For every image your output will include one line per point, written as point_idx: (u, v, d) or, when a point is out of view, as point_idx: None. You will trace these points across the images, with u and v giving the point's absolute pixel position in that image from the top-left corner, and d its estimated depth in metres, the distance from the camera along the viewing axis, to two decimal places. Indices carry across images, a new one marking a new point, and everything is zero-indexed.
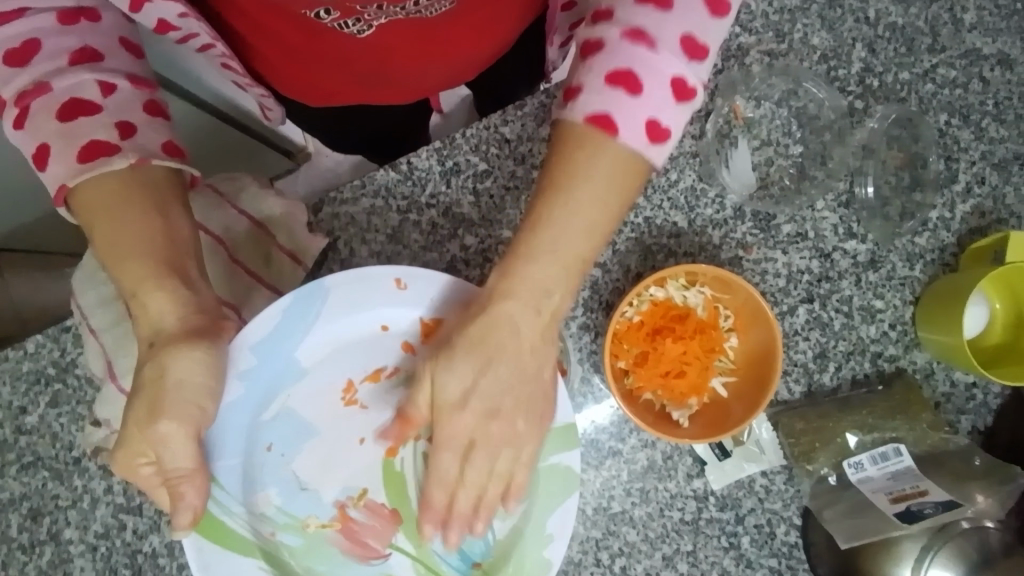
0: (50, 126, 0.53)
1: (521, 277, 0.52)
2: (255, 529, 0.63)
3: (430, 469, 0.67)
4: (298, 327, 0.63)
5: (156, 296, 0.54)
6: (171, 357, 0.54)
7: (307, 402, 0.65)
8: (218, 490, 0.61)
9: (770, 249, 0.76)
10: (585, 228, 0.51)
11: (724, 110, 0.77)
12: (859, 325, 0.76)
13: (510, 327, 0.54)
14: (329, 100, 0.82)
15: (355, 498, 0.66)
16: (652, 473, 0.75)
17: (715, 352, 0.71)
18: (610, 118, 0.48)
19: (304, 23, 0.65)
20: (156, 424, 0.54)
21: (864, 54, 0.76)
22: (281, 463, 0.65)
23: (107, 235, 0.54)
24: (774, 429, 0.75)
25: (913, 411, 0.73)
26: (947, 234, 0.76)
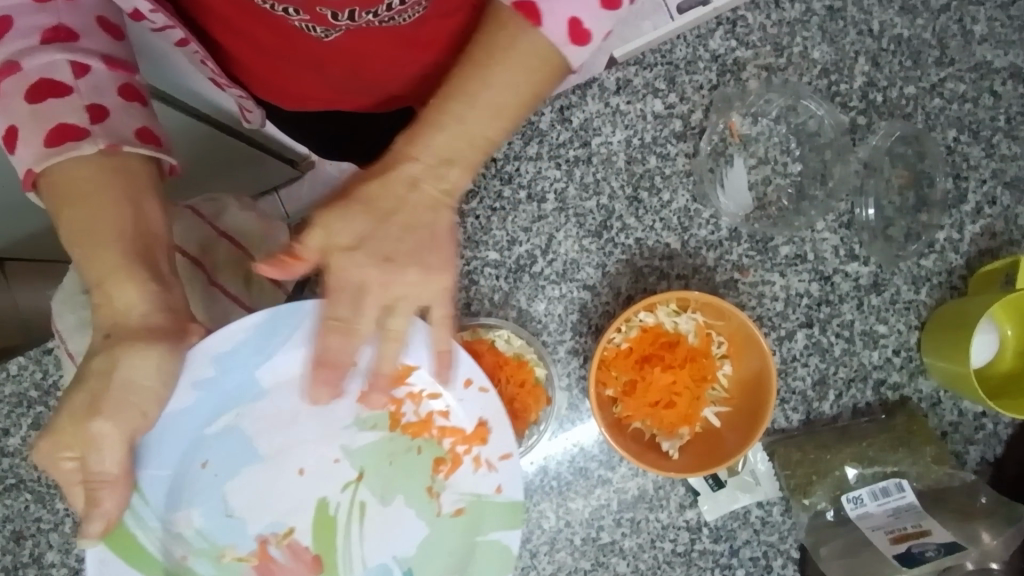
0: (22, 108, 0.48)
1: (427, 140, 0.48)
2: (168, 550, 0.59)
3: (368, 520, 0.63)
4: (260, 348, 0.57)
5: (125, 288, 0.51)
6: (129, 356, 0.51)
7: (255, 425, 0.60)
8: (138, 501, 0.57)
9: (767, 272, 0.73)
10: (497, 104, 0.46)
11: (719, 127, 0.74)
12: (860, 351, 0.73)
13: (409, 181, 0.48)
14: (300, 104, 0.75)
15: (280, 536, 0.61)
16: (643, 502, 0.72)
17: (707, 381, 0.68)
18: (535, 6, 0.44)
19: (272, 20, 0.59)
20: (90, 423, 0.51)
21: (868, 68, 0.73)
22: (213, 484, 0.60)
23: (77, 223, 0.50)
24: (770, 459, 0.72)
25: (917, 443, 0.70)
26: (955, 256, 0.73)
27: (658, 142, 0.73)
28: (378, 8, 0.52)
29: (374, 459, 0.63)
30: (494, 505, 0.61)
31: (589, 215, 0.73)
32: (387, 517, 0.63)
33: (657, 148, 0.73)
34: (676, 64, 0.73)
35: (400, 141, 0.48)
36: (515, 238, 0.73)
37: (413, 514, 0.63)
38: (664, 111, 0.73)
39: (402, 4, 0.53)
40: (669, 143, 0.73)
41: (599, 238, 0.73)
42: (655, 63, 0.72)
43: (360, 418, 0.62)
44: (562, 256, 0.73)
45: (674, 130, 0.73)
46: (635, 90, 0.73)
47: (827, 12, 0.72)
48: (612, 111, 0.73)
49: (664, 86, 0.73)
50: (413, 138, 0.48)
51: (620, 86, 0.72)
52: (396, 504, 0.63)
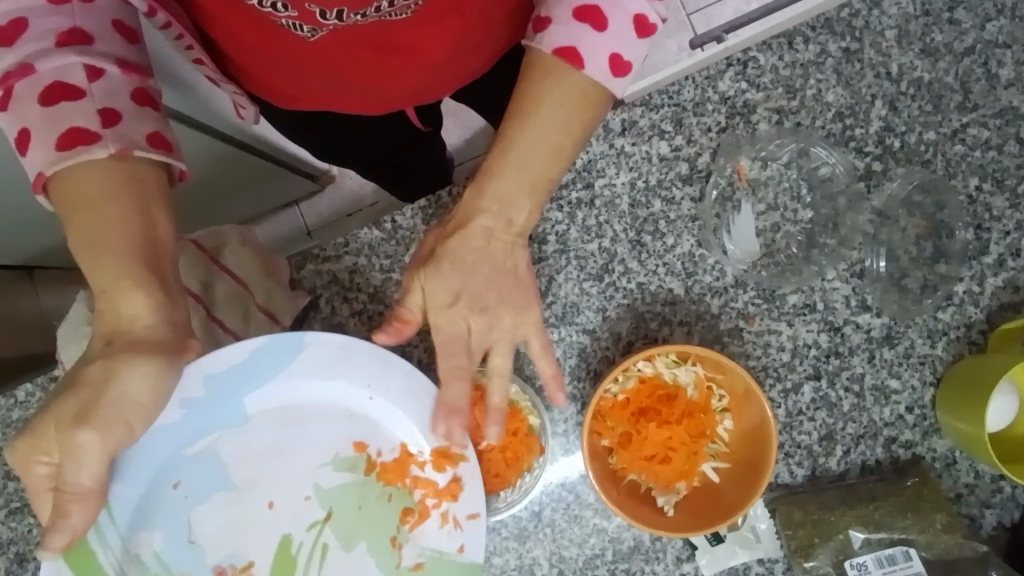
0: (35, 112, 0.43)
1: (493, 190, 0.48)
2: (124, 571, 0.55)
3: (328, 563, 0.61)
4: (256, 375, 0.58)
5: (131, 299, 0.46)
6: (128, 368, 0.48)
7: (233, 451, 0.59)
8: (105, 517, 0.54)
9: (773, 321, 0.70)
10: (551, 147, 0.46)
11: (727, 171, 0.72)
12: (870, 407, 0.70)
13: (485, 232, 0.49)
14: (292, 103, 0.65)
15: (238, 569, 0.59)
16: (639, 554, 0.70)
17: (705, 437, 0.67)
18: (576, 51, 0.43)
19: (252, 14, 0.52)
20: (75, 433, 0.46)
21: (885, 112, 0.70)
22: (183, 507, 0.58)
23: (86, 230, 0.45)
24: (772, 517, 0.70)
25: (927, 509, 0.67)
26: (975, 310, 0.69)
27: (664, 185, 0.71)
28: (368, 10, 0.48)
29: (345, 503, 0.61)
30: (451, 565, 0.60)
31: (591, 258, 0.71)
32: (347, 564, 0.61)
33: (662, 191, 0.71)
34: (683, 106, 0.71)
35: (468, 196, 0.49)
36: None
37: (373, 564, 0.61)
38: (670, 153, 0.71)
39: (393, 5, 0.48)
40: (674, 187, 0.71)
41: (600, 282, 0.71)
42: (661, 105, 0.71)
43: (338, 457, 0.61)
44: (562, 299, 0.71)
45: (679, 173, 0.71)
46: (640, 131, 0.70)
47: (842, 54, 0.70)
48: (617, 153, 0.70)
49: (671, 128, 0.71)
50: (480, 187, 0.49)
51: (625, 127, 0.70)
52: (357, 551, 0.61)
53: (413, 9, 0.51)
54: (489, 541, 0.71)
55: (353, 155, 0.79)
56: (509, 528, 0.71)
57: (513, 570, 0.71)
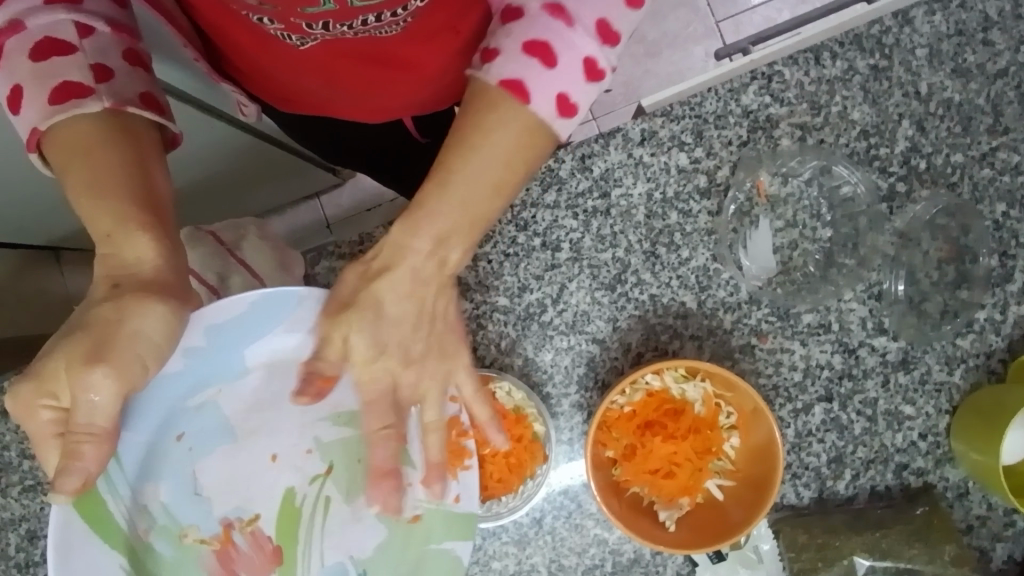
0: (25, 67, 0.45)
1: (430, 228, 0.47)
2: (133, 522, 0.54)
3: (331, 516, 0.59)
4: (257, 327, 0.55)
5: (137, 241, 0.47)
6: (140, 308, 0.48)
7: (236, 403, 0.57)
8: (113, 466, 0.53)
9: (787, 339, 0.69)
10: (490, 183, 0.46)
11: (746, 186, 0.71)
12: (883, 432, 0.69)
13: (414, 273, 0.49)
14: (294, 107, 0.69)
15: (244, 522, 0.58)
16: (638, 567, 0.70)
17: (710, 453, 0.66)
18: (522, 84, 0.43)
19: (248, 25, 0.54)
20: (89, 370, 0.46)
21: (912, 132, 0.69)
22: (187, 459, 0.56)
23: (85, 176, 0.46)
24: (775, 537, 0.69)
25: (935, 540, 0.66)
26: (996, 338, 0.68)
27: (681, 198, 0.70)
28: (352, 22, 0.50)
29: (347, 456, 0.59)
30: (451, 517, 0.58)
31: (604, 267, 0.70)
32: (350, 516, 0.59)
33: (679, 203, 0.70)
34: (704, 118, 0.70)
35: (396, 232, 0.48)
36: (524, 284, 0.71)
37: (374, 518, 0.59)
38: (689, 165, 0.70)
39: (379, 20, 0.50)
40: (692, 200, 0.70)
41: (612, 291, 0.70)
42: (682, 116, 0.70)
43: (337, 411, 0.59)
44: (572, 307, 0.70)
45: (698, 186, 0.70)
46: (660, 142, 0.70)
47: (871, 71, 0.69)
48: (635, 163, 0.70)
49: (691, 140, 0.70)
50: (411, 226, 0.47)
51: (645, 137, 0.70)
52: (358, 503, 0.59)
53: (403, 25, 0.53)
54: (489, 544, 0.71)
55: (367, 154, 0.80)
56: (510, 533, 0.71)
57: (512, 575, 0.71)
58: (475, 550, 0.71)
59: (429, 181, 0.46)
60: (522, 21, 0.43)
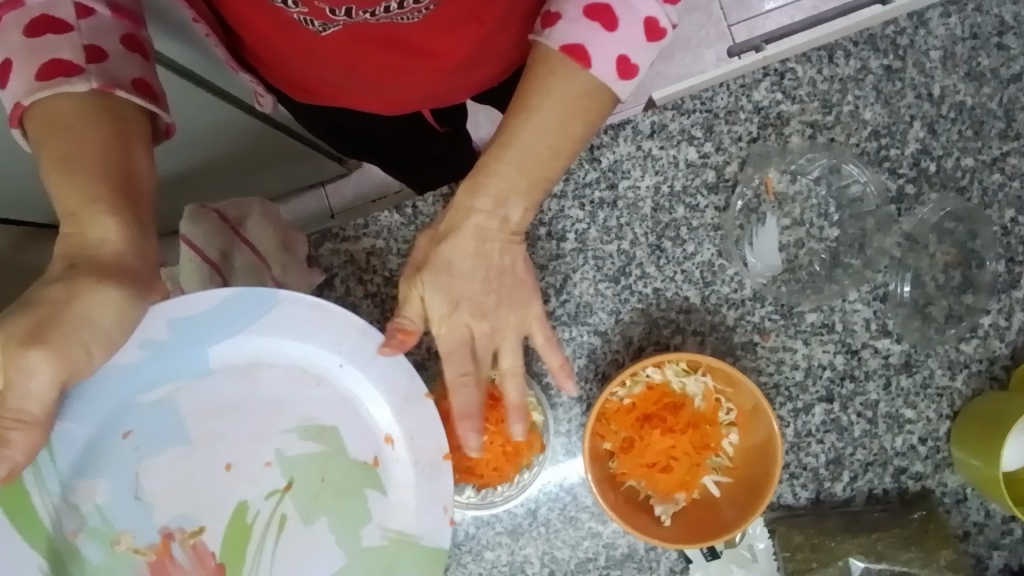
0: (16, 41, 0.44)
1: (490, 187, 0.50)
2: (59, 519, 0.54)
3: (285, 538, 0.59)
4: (219, 327, 0.55)
5: (100, 225, 0.47)
6: (91, 291, 0.48)
7: (192, 404, 0.57)
8: (45, 457, 0.53)
9: (789, 338, 0.69)
10: (550, 146, 0.48)
11: (754, 182, 0.70)
12: (882, 435, 0.68)
13: (479, 232, 0.52)
14: (310, 97, 0.69)
15: (187, 534, 0.57)
16: (631, 562, 0.70)
17: (709, 449, 0.65)
18: (583, 49, 0.43)
19: (272, 10, 0.54)
20: (26, 352, 0.46)
21: (923, 134, 0.68)
22: (132, 459, 0.56)
23: (61, 155, 0.46)
24: (771, 537, 0.68)
25: (932, 545, 0.65)
26: (999, 344, 0.67)
27: (688, 192, 0.70)
28: (376, 9, 0.50)
29: (310, 473, 0.59)
30: (416, 547, 0.59)
31: (609, 259, 0.70)
32: (306, 538, 0.59)
33: (686, 198, 0.70)
34: (715, 113, 0.69)
35: (462, 192, 0.51)
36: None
37: (333, 541, 0.59)
38: (698, 160, 0.70)
39: (402, 7, 0.50)
40: (699, 194, 0.70)
41: (616, 284, 0.70)
42: (693, 110, 0.69)
43: (304, 424, 0.59)
44: (575, 298, 0.70)
45: (706, 181, 0.70)
46: (670, 135, 0.69)
47: (884, 71, 0.69)
48: (644, 155, 0.70)
49: (701, 135, 0.69)
50: (475, 187, 0.51)
51: (655, 130, 0.69)
52: (318, 526, 0.59)
53: (426, 12, 0.53)
54: (482, 534, 0.71)
55: (375, 142, 0.81)
56: (504, 523, 0.70)
57: (503, 565, 0.71)
58: (467, 540, 0.71)
59: (493, 146, 0.48)
60: None
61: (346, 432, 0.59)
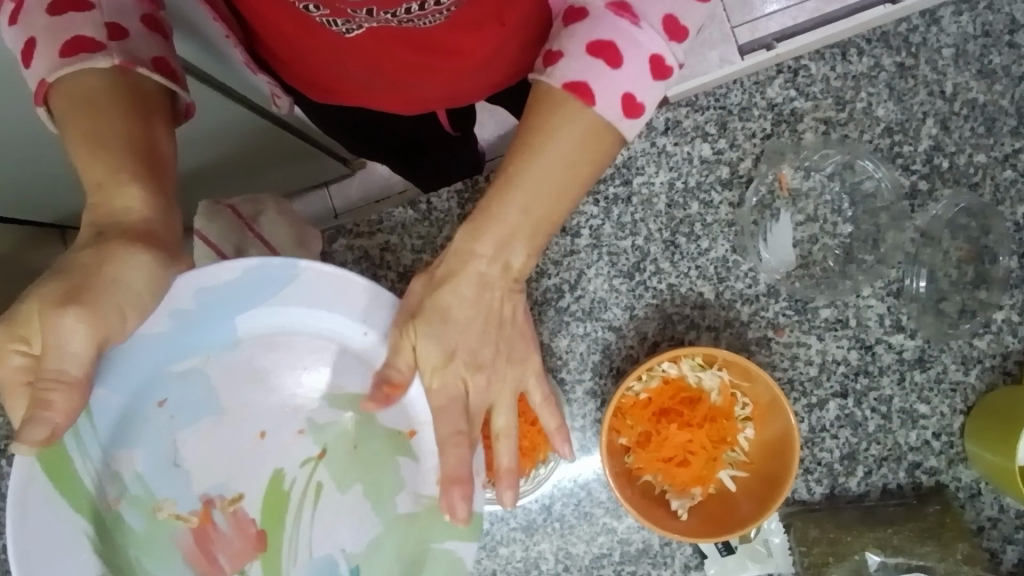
0: (41, 20, 0.45)
1: (492, 231, 0.49)
2: (101, 488, 0.52)
3: (322, 503, 0.57)
4: (247, 292, 0.54)
5: (127, 192, 0.47)
6: (123, 255, 0.47)
7: (224, 371, 0.55)
8: (84, 422, 0.50)
9: (804, 333, 0.69)
10: (553, 189, 0.48)
11: (768, 178, 0.71)
12: (896, 430, 0.69)
13: (478, 277, 0.52)
14: (328, 96, 0.70)
15: (226, 501, 0.56)
16: (646, 557, 0.70)
17: (725, 443, 0.66)
18: (587, 87, 0.43)
19: (294, 12, 0.55)
20: (61, 313, 0.44)
21: (935, 131, 0.69)
22: (166, 428, 0.54)
23: (84, 128, 0.46)
24: (786, 531, 0.69)
25: (948, 538, 0.65)
26: (1012, 339, 0.68)
27: (703, 188, 0.70)
28: (397, 10, 0.50)
29: (342, 443, 0.57)
30: (455, 518, 0.55)
31: (623, 255, 0.70)
32: (342, 507, 0.57)
33: (701, 194, 0.70)
34: (729, 110, 0.70)
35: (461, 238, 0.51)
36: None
37: (371, 510, 0.57)
38: (712, 156, 0.70)
39: (423, 9, 0.51)
40: (713, 190, 0.70)
41: (630, 279, 0.70)
42: (707, 107, 0.70)
43: (336, 393, 0.57)
44: (590, 294, 0.70)
45: (720, 177, 0.70)
46: (684, 132, 0.70)
47: (897, 69, 0.69)
48: (658, 151, 0.70)
49: (715, 131, 0.70)
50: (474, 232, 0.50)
51: (669, 127, 0.70)
52: (352, 494, 0.57)
53: (446, 14, 0.53)
54: (497, 530, 0.71)
55: (384, 140, 0.81)
56: (519, 520, 0.70)
57: (518, 561, 0.71)
58: (482, 535, 0.71)
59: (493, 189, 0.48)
60: (586, 21, 0.44)
61: (381, 406, 0.57)
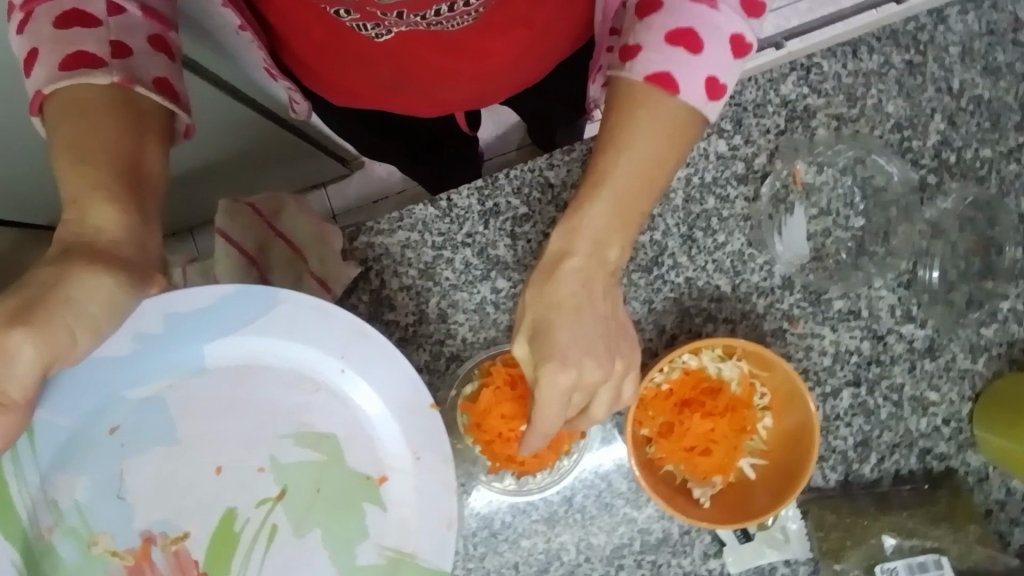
0: (46, 32, 0.47)
1: (591, 228, 0.50)
2: (36, 513, 0.53)
3: (274, 550, 0.56)
4: (214, 322, 0.55)
5: (101, 211, 0.47)
6: (82, 276, 0.47)
7: (182, 401, 0.56)
8: (24, 445, 0.52)
9: (817, 324, 0.71)
10: (646, 176, 0.49)
11: (783, 173, 0.72)
12: (907, 417, 0.71)
13: (582, 273, 0.51)
14: (352, 99, 0.70)
15: (169, 539, 0.55)
16: (666, 546, 0.71)
17: (746, 432, 0.67)
18: (670, 76, 0.47)
19: (323, 15, 0.56)
20: (10, 332, 0.45)
21: (943, 126, 0.71)
22: (116, 455, 0.55)
23: (74, 143, 0.47)
24: (803, 518, 0.70)
25: (960, 521, 0.67)
26: (1018, 328, 0.70)
27: (719, 183, 0.72)
28: (426, 11, 0.51)
29: (303, 483, 0.57)
30: (417, 568, 0.56)
31: (641, 250, 0.71)
32: (296, 552, 0.57)
33: (717, 189, 0.71)
34: (745, 106, 0.71)
35: (559, 238, 0.51)
36: (488, 274, 0.73)
37: (326, 557, 0.57)
38: (727, 152, 0.71)
39: (452, 10, 0.51)
40: (729, 185, 0.71)
41: (649, 273, 0.71)
42: (723, 103, 0.71)
43: (300, 429, 0.57)
44: None
45: (735, 172, 0.71)
46: None
47: (906, 66, 0.71)
48: None
49: (730, 127, 0.71)
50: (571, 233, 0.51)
51: None
52: (309, 539, 0.57)
53: (476, 15, 0.54)
54: (519, 522, 0.71)
55: (395, 139, 0.81)
56: (540, 511, 0.71)
57: (540, 553, 0.71)
58: (504, 528, 0.71)
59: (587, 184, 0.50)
60: (661, 16, 0.48)
61: (347, 443, 0.58)
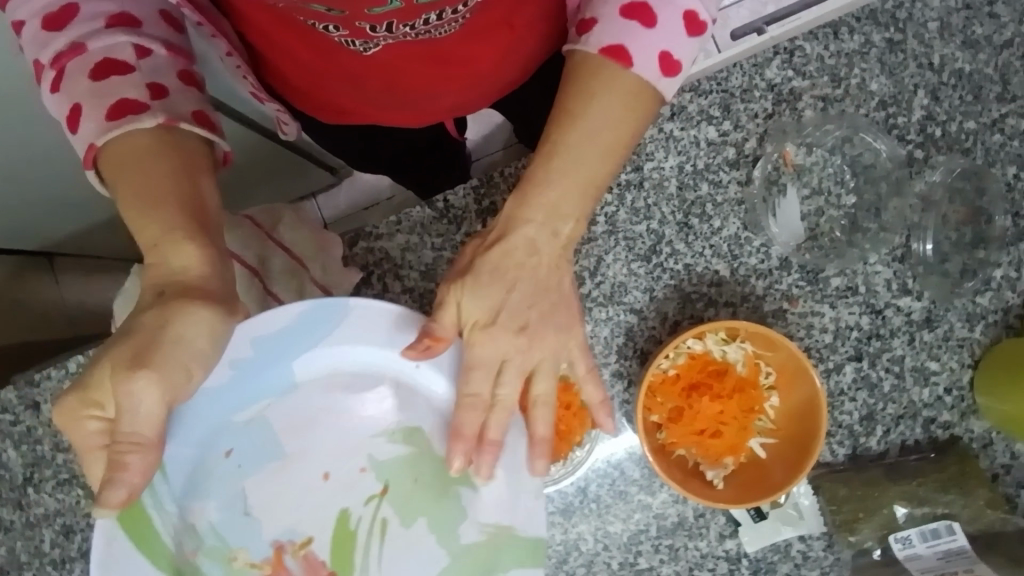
0: (82, 86, 0.48)
1: (541, 197, 0.53)
2: (179, 541, 0.56)
3: (388, 540, 0.61)
4: (302, 338, 0.57)
5: (183, 251, 0.50)
6: (183, 314, 0.50)
7: (283, 418, 0.59)
8: (159, 480, 0.55)
9: (817, 302, 0.72)
10: (600, 148, 0.52)
11: (774, 156, 0.73)
12: (910, 388, 0.72)
13: (527, 244, 0.55)
14: (344, 117, 0.71)
15: (297, 545, 0.60)
16: (682, 530, 0.71)
17: (754, 412, 0.69)
18: (625, 48, 0.49)
19: (309, 32, 0.56)
20: (135, 374, 0.48)
21: (927, 101, 0.72)
22: (234, 477, 0.59)
23: (134, 190, 0.49)
24: (815, 493, 0.71)
25: (969, 486, 0.69)
26: (1012, 294, 0.71)
27: (711, 169, 0.72)
28: (416, 21, 0.51)
29: (403, 475, 0.61)
30: (516, 543, 0.57)
31: (639, 239, 0.72)
32: (407, 540, 0.61)
33: (709, 174, 0.72)
34: (731, 92, 0.72)
35: (513, 205, 0.55)
36: None
37: (433, 541, 0.60)
38: (718, 138, 0.73)
39: (442, 17, 0.52)
40: (722, 170, 0.73)
41: (648, 262, 0.72)
42: (710, 91, 0.72)
43: (392, 428, 0.61)
44: (610, 279, 0.72)
45: (727, 158, 0.72)
46: (689, 117, 0.72)
47: (887, 44, 0.72)
48: (666, 137, 0.72)
49: (719, 114, 0.72)
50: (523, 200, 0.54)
51: (674, 113, 0.72)
52: (417, 527, 0.61)
53: (461, 22, 0.55)
54: None
55: (385, 146, 0.82)
56: (556, 503, 0.72)
57: (558, 544, 0.72)
58: None
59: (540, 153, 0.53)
60: None
61: (434, 435, 0.61)
